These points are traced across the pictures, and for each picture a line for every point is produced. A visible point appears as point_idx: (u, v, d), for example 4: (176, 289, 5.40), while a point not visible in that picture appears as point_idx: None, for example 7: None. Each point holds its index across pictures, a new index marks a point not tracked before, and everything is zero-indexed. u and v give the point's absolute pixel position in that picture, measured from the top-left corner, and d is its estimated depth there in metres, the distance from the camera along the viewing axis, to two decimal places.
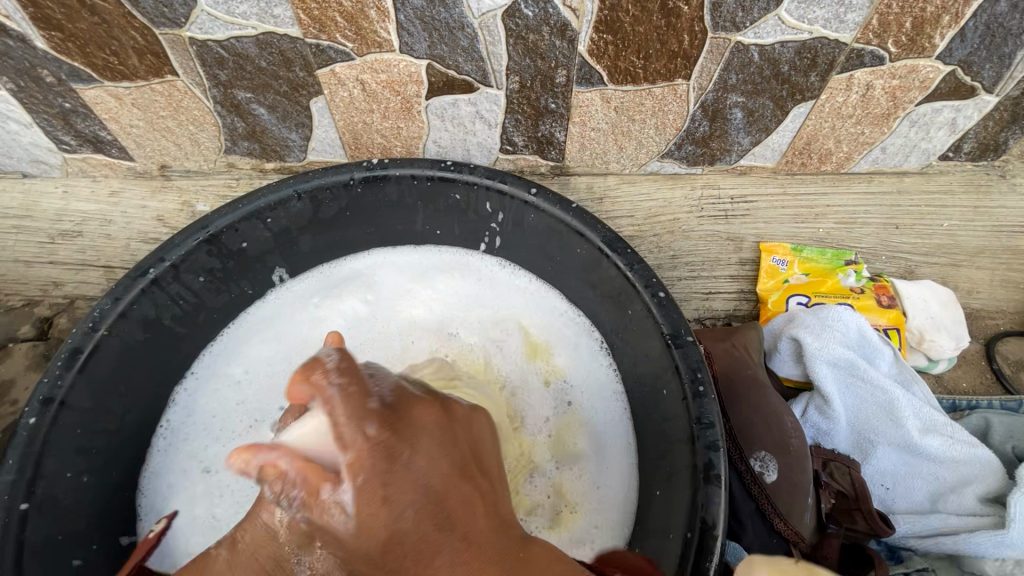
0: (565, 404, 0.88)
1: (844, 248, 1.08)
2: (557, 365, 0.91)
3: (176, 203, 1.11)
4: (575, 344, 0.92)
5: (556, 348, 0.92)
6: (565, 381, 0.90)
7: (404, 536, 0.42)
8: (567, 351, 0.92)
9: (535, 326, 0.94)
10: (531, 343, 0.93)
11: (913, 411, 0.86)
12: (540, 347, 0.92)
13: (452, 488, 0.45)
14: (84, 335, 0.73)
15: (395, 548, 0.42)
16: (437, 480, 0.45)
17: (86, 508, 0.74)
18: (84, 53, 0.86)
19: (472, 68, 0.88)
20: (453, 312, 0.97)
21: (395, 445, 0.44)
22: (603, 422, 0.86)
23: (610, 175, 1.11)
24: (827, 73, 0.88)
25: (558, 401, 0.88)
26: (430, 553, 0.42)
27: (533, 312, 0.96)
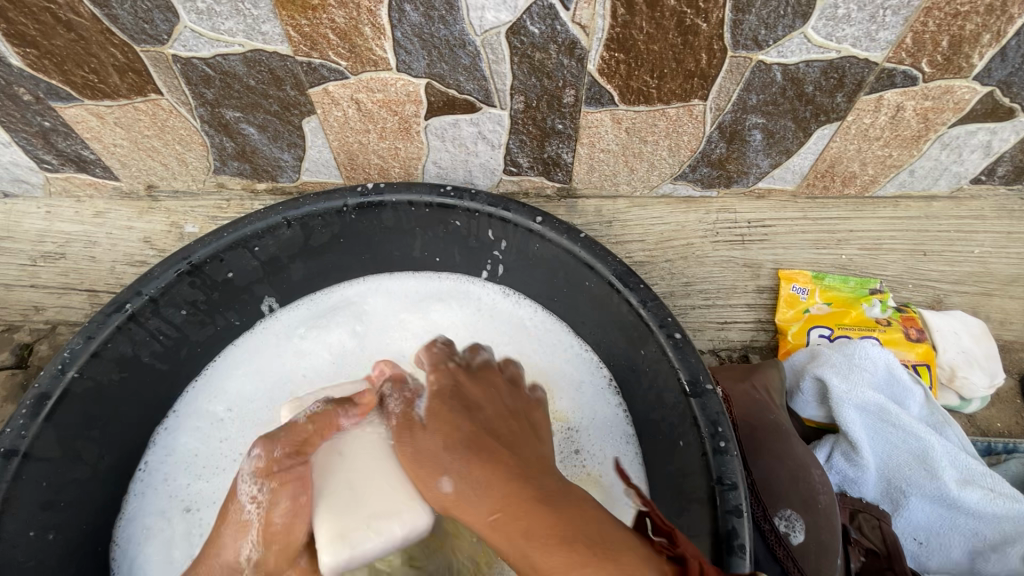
0: (572, 454, 0.82)
1: (868, 276, 1.02)
2: (558, 408, 0.84)
3: (164, 224, 1.05)
4: (577, 383, 0.86)
5: (555, 390, 0.86)
6: (568, 426, 0.83)
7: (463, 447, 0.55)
8: (567, 391, 0.86)
9: (533, 364, 0.88)
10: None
11: (949, 459, 0.80)
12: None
13: (503, 420, 0.60)
14: (52, 379, 0.68)
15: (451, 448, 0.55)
16: (492, 408, 0.61)
17: (49, 566, 0.68)
18: (62, 70, 0.80)
19: (474, 88, 0.82)
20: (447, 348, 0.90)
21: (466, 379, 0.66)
22: (609, 467, 0.80)
23: (619, 198, 1.05)
24: (855, 94, 0.82)
25: (563, 449, 0.82)
26: (473, 448, 0.55)
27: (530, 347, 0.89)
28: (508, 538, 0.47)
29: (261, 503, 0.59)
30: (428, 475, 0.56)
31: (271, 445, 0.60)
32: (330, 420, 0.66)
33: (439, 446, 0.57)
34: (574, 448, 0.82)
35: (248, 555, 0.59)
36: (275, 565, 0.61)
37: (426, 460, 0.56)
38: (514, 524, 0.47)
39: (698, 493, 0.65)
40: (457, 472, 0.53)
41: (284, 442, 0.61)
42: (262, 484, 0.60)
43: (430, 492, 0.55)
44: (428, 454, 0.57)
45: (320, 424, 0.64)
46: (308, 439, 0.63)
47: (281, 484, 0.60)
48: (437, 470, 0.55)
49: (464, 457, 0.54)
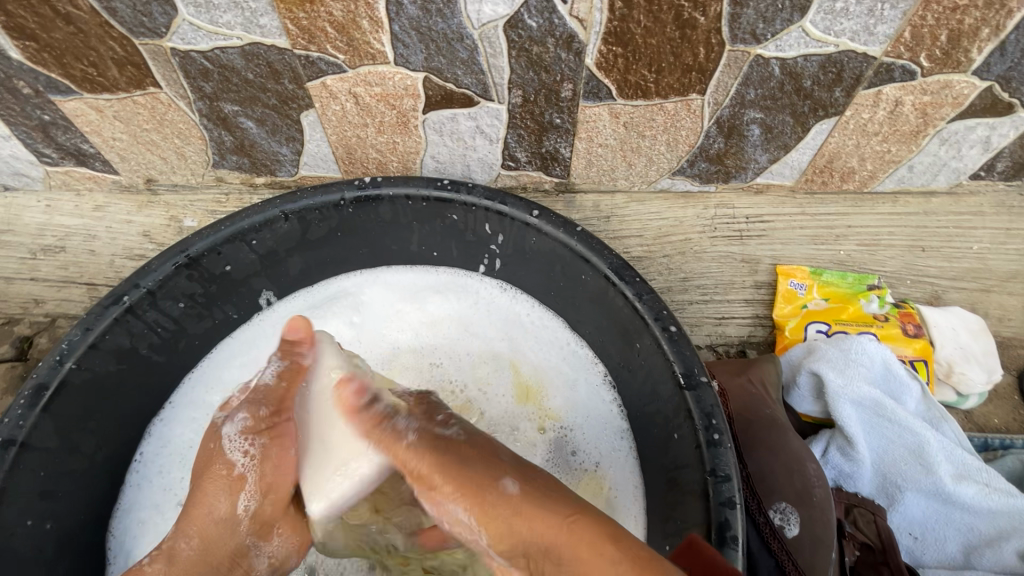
0: (570, 456, 0.82)
1: (866, 271, 1.02)
2: (553, 408, 0.85)
3: (163, 218, 1.06)
4: (572, 381, 0.86)
5: (550, 389, 0.87)
6: (562, 425, 0.84)
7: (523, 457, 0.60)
8: (562, 390, 0.86)
9: (528, 363, 0.89)
10: (522, 383, 0.87)
11: (945, 454, 0.81)
12: (532, 388, 0.87)
13: None
14: (49, 370, 0.68)
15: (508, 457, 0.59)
16: None
17: (46, 557, 0.69)
18: (61, 63, 0.80)
19: (471, 82, 0.83)
20: (442, 345, 0.91)
21: None
22: (604, 465, 0.81)
23: (617, 193, 1.05)
24: (853, 88, 0.81)
25: (557, 448, 0.83)
26: (529, 464, 0.59)
27: (525, 346, 0.90)
28: (597, 548, 0.50)
29: (252, 454, 0.67)
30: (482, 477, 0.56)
31: (258, 406, 0.68)
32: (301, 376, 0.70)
33: (495, 453, 0.59)
34: (571, 450, 0.82)
35: (245, 505, 0.66)
36: (270, 516, 0.68)
37: (480, 465, 0.57)
38: (596, 533, 0.51)
39: (692, 486, 0.66)
40: (523, 476, 0.57)
41: (268, 403, 0.68)
42: (255, 440, 0.67)
43: (489, 495, 0.55)
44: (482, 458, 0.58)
45: (292, 382, 0.69)
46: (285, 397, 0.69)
47: (270, 439, 0.67)
48: (499, 473, 0.57)
49: (525, 468, 0.58)
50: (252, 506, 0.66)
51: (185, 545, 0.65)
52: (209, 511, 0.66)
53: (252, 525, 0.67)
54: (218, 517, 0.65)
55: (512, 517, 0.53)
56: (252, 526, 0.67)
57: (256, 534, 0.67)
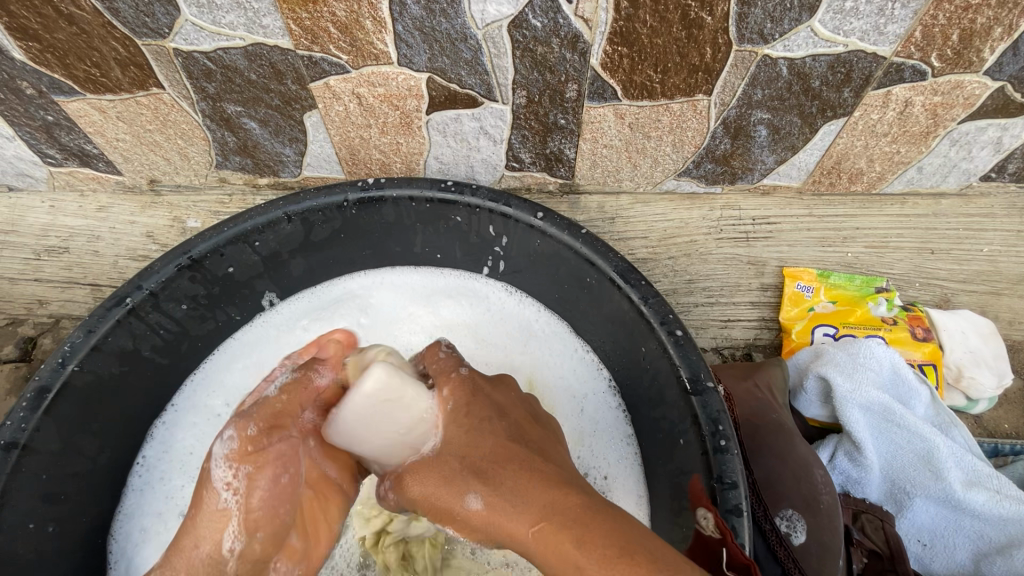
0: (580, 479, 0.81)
1: (875, 274, 1.01)
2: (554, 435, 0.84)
3: (166, 219, 1.06)
4: (580, 407, 0.85)
5: (558, 414, 0.85)
6: None
7: (485, 453, 0.56)
8: (570, 414, 0.85)
9: (545, 384, 0.87)
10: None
11: (954, 460, 0.80)
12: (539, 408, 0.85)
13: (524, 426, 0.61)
14: (52, 372, 0.68)
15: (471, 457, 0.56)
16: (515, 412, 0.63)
17: (48, 561, 0.69)
18: (64, 64, 0.80)
19: (475, 82, 0.82)
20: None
21: (479, 384, 0.65)
22: (611, 484, 0.80)
23: (622, 194, 1.04)
24: (862, 89, 0.80)
25: None
26: (505, 455, 0.56)
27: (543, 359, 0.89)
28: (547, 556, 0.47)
29: (238, 488, 0.56)
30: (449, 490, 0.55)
31: (246, 423, 0.57)
32: (307, 388, 0.63)
33: (457, 465, 0.56)
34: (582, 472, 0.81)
35: (231, 544, 0.56)
36: (263, 555, 0.57)
37: (449, 476, 0.56)
38: (556, 532, 0.47)
39: (698, 493, 0.65)
40: (489, 483, 0.53)
41: (259, 419, 0.58)
42: (239, 470, 0.56)
43: (460, 513, 0.54)
44: (452, 469, 0.56)
45: (293, 393, 0.62)
46: (283, 412, 0.60)
47: (256, 467, 0.56)
48: (465, 488, 0.54)
49: (489, 472, 0.54)
50: (239, 546, 0.56)
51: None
52: (195, 547, 0.57)
53: (242, 564, 0.57)
54: (205, 557, 0.56)
55: (486, 529, 0.52)
56: (242, 566, 0.57)
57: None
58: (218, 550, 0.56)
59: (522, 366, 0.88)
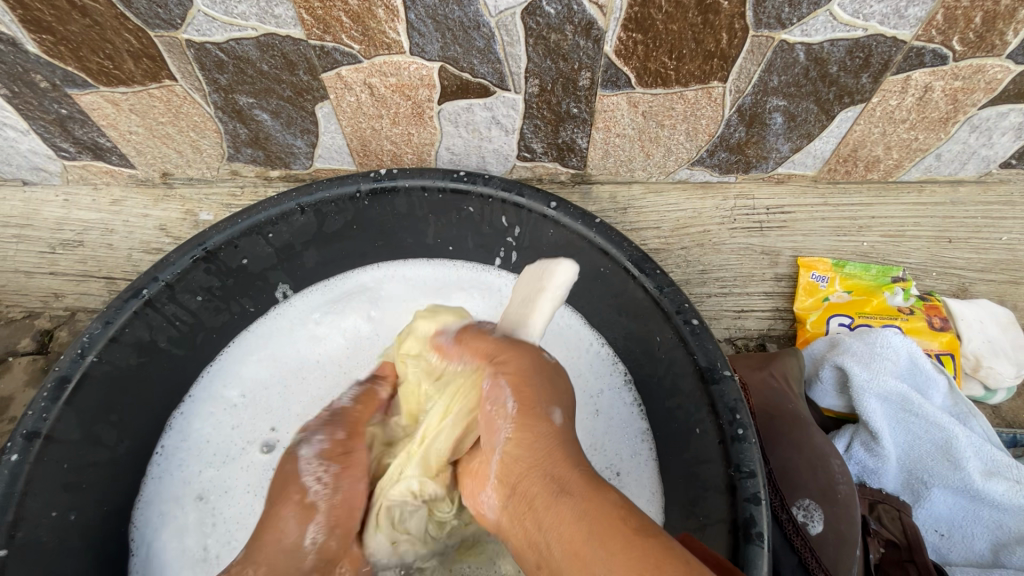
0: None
1: (890, 263, 0.99)
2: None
3: (179, 211, 1.06)
4: (596, 409, 0.83)
5: (574, 420, 0.83)
6: None
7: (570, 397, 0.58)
8: (586, 417, 0.83)
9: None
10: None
11: (973, 450, 0.79)
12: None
13: None
14: (72, 363, 0.69)
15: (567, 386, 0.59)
16: None
17: (72, 548, 0.69)
18: (77, 56, 0.80)
19: (487, 71, 0.81)
20: None
21: None
22: (625, 481, 0.79)
23: (635, 183, 1.03)
24: (881, 74, 0.79)
25: None
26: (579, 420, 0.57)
27: (562, 359, 0.88)
28: (587, 494, 0.46)
29: (326, 483, 0.62)
30: (545, 391, 0.55)
31: (333, 429, 0.66)
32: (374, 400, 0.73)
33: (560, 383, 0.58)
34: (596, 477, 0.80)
35: (311, 538, 0.59)
36: (334, 552, 0.61)
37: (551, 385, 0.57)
38: (598, 484, 0.47)
39: (715, 482, 0.64)
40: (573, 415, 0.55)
41: (344, 426, 0.67)
42: (327, 467, 0.63)
43: (539, 412, 0.54)
44: (555, 383, 0.58)
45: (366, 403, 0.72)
46: (359, 419, 0.70)
47: (342, 467, 0.64)
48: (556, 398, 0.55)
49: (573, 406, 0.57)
50: (319, 540, 0.59)
51: None
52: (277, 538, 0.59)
53: (319, 561, 0.59)
54: (282, 548, 0.58)
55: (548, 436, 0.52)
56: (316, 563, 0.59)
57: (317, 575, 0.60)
58: (300, 543, 0.58)
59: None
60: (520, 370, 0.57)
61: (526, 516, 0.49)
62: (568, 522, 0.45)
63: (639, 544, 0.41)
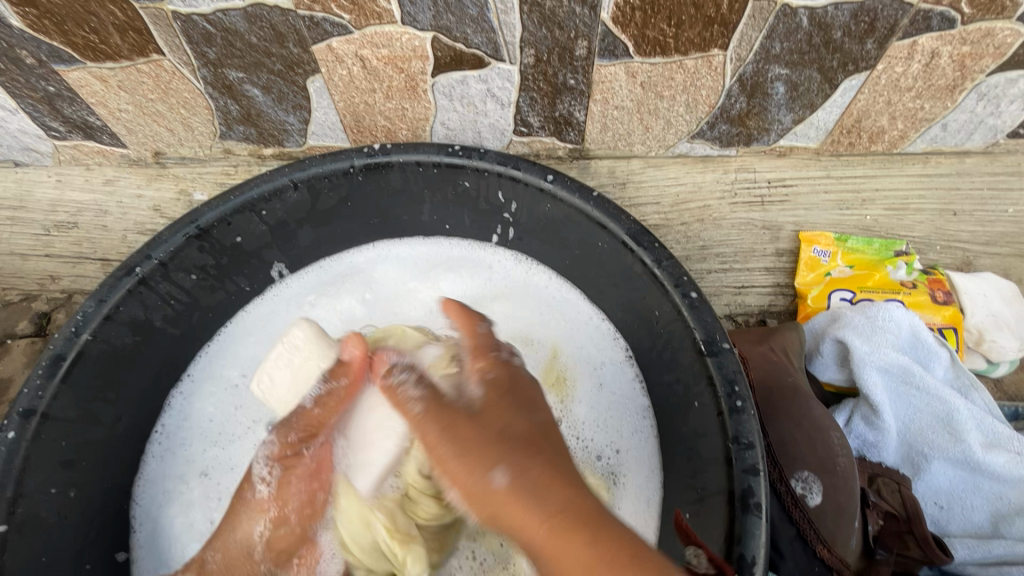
0: (593, 460, 0.80)
1: (894, 237, 0.98)
2: (571, 411, 0.82)
3: (172, 191, 1.05)
4: (599, 382, 0.83)
5: (576, 392, 0.83)
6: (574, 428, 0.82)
7: (509, 443, 0.48)
8: (589, 390, 0.83)
9: (568, 355, 0.86)
10: (554, 370, 0.85)
11: (975, 422, 0.79)
12: (562, 377, 0.84)
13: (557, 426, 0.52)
14: (66, 341, 0.68)
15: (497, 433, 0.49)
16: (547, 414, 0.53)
17: (71, 525, 0.70)
18: (62, 30, 0.78)
19: (481, 41, 0.79)
20: None
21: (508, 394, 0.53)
22: (625, 456, 0.79)
23: (634, 158, 1.01)
24: (886, 39, 0.76)
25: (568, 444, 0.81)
26: (517, 428, 0.49)
27: (559, 328, 0.88)
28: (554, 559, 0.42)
29: (272, 483, 0.65)
30: (469, 455, 0.47)
31: (287, 432, 0.65)
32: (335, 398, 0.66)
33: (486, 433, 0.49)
34: (597, 454, 0.80)
35: (259, 532, 0.65)
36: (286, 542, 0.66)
37: (475, 442, 0.48)
38: (585, 526, 0.43)
39: (714, 454, 0.64)
40: (510, 459, 0.46)
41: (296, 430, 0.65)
42: (273, 466, 0.66)
43: (474, 485, 0.46)
44: (467, 438, 0.48)
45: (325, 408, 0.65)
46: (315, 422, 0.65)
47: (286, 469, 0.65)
48: (488, 458, 0.47)
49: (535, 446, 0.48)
50: (265, 534, 0.65)
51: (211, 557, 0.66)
52: (229, 533, 0.66)
53: (268, 552, 0.66)
54: (237, 542, 0.65)
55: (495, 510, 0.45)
56: (268, 554, 0.66)
57: (272, 563, 0.66)
58: (246, 536, 0.65)
59: (543, 340, 0.87)
60: (437, 454, 0.49)
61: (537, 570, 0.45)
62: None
63: None
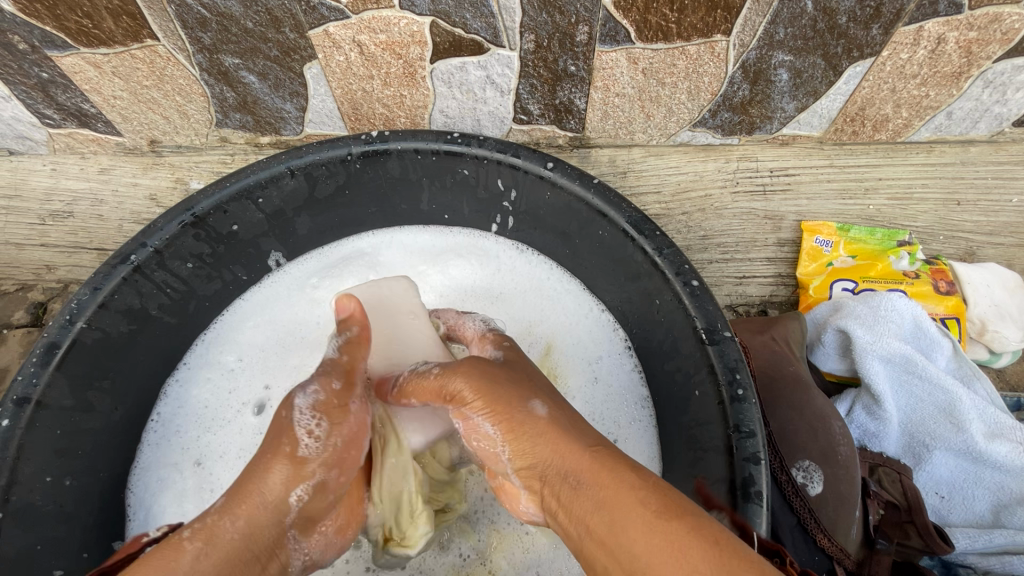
0: None
1: (897, 227, 0.97)
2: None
3: (168, 180, 1.03)
4: (594, 376, 0.82)
5: (570, 389, 0.82)
6: None
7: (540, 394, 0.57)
8: (583, 384, 0.82)
9: (561, 353, 0.85)
10: (544, 367, 0.84)
11: (977, 412, 0.78)
12: (552, 376, 0.83)
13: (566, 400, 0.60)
14: (61, 330, 0.68)
15: (528, 385, 0.58)
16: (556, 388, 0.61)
17: (66, 513, 0.69)
18: (55, 15, 0.77)
19: (481, 26, 0.78)
20: None
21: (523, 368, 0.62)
22: (622, 446, 0.78)
23: (635, 147, 1.00)
24: (892, 25, 0.75)
25: None
26: (559, 400, 0.58)
27: (557, 322, 0.87)
28: (602, 479, 0.46)
29: (320, 437, 0.56)
30: (515, 393, 0.56)
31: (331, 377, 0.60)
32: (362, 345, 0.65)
33: (521, 381, 0.58)
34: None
35: (298, 496, 0.54)
36: (320, 506, 0.56)
37: (513, 385, 0.57)
38: (613, 463, 0.48)
39: (714, 443, 0.64)
40: (555, 407, 0.55)
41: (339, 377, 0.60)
42: (319, 419, 0.57)
43: (518, 414, 0.54)
44: (510, 381, 0.57)
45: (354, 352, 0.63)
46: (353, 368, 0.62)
47: (336, 424, 0.58)
48: (528, 395, 0.56)
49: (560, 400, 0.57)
50: (307, 498, 0.54)
51: (228, 524, 0.51)
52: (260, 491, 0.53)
53: (299, 519, 0.55)
54: (264, 500, 0.53)
55: (536, 437, 0.53)
56: (300, 519, 0.55)
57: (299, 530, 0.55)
58: (283, 499, 0.53)
59: (538, 335, 0.86)
60: (477, 391, 0.56)
61: (556, 510, 0.50)
62: (593, 512, 0.46)
63: (660, 529, 0.41)
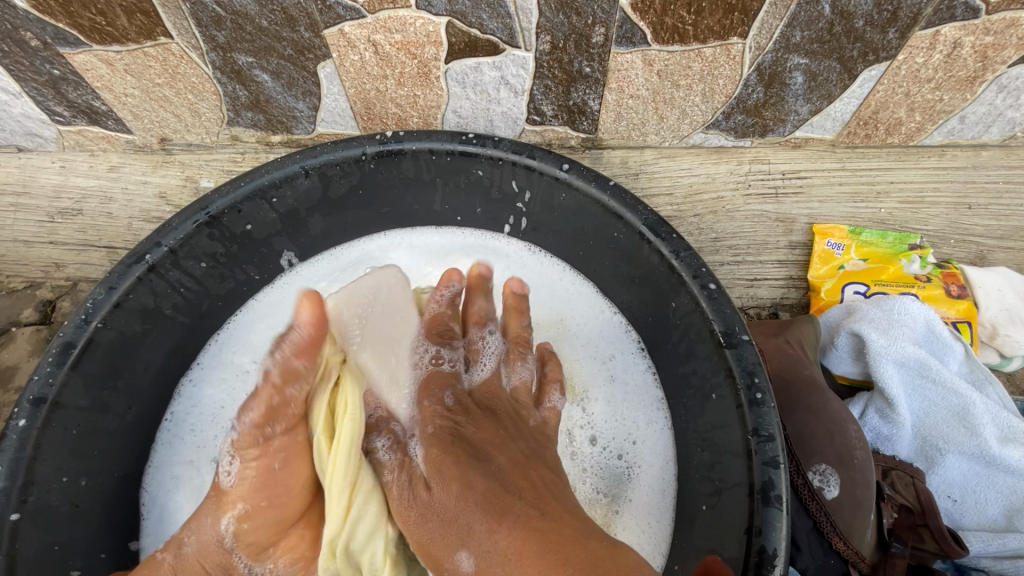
0: (613, 457, 0.79)
1: (908, 230, 0.97)
2: (588, 412, 0.81)
3: (178, 178, 1.03)
4: (609, 376, 0.83)
5: (588, 392, 0.82)
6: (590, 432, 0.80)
7: (463, 523, 0.49)
8: (598, 386, 0.82)
9: (573, 356, 0.85)
10: None
11: (990, 416, 0.78)
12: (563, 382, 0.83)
13: (497, 493, 0.50)
14: (76, 329, 0.68)
15: (451, 519, 0.50)
16: (481, 488, 0.50)
17: (82, 514, 0.69)
18: (68, 12, 0.76)
19: (497, 27, 0.78)
20: None
21: (445, 466, 0.54)
22: (641, 448, 0.78)
23: (647, 148, 1.00)
24: (909, 29, 0.75)
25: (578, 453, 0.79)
26: (488, 518, 0.48)
27: (570, 323, 0.87)
28: None
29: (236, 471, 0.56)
30: (443, 544, 0.50)
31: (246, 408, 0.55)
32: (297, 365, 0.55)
33: (444, 516, 0.51)
34: (617, 452, 0.79)
35: (225, 523, 0.56)
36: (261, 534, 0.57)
37: (437, 525, 0.50)
38: None
39: (733, 446, 0.64)
40: (481, 552, 0.47)
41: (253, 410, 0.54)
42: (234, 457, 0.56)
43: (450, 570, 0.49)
44: (436, 522, 0.51)
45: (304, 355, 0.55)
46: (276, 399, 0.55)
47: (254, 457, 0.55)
48: (453, 542, 0.49)
49: (481, 526, 0.48)
50: (234, 526, 0.56)
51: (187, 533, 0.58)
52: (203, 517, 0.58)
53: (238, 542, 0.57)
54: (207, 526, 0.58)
55: None
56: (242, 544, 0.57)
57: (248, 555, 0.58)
58: (215, 527, 0.57)
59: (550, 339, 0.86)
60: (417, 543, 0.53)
61: None
62: None
63: None
